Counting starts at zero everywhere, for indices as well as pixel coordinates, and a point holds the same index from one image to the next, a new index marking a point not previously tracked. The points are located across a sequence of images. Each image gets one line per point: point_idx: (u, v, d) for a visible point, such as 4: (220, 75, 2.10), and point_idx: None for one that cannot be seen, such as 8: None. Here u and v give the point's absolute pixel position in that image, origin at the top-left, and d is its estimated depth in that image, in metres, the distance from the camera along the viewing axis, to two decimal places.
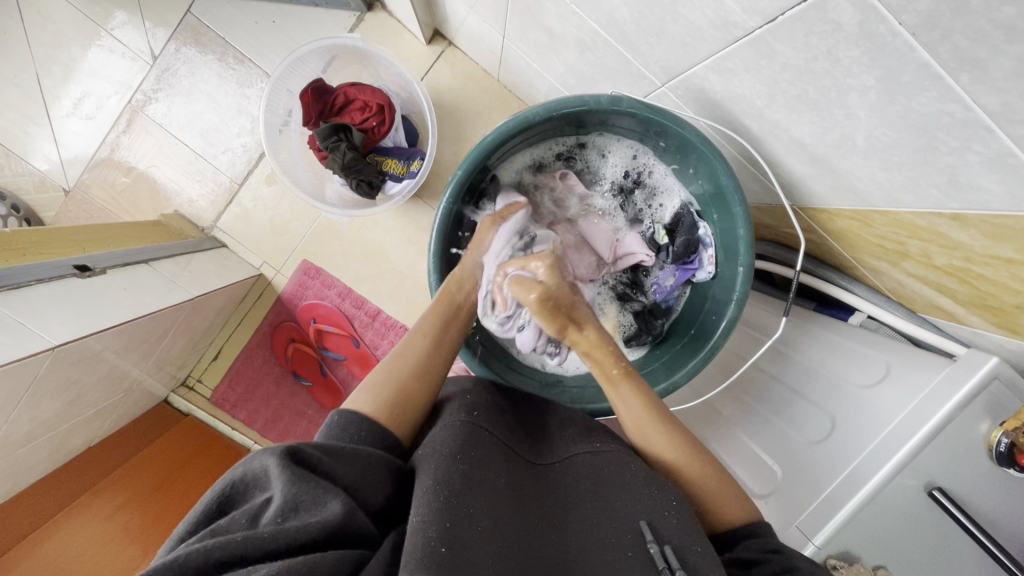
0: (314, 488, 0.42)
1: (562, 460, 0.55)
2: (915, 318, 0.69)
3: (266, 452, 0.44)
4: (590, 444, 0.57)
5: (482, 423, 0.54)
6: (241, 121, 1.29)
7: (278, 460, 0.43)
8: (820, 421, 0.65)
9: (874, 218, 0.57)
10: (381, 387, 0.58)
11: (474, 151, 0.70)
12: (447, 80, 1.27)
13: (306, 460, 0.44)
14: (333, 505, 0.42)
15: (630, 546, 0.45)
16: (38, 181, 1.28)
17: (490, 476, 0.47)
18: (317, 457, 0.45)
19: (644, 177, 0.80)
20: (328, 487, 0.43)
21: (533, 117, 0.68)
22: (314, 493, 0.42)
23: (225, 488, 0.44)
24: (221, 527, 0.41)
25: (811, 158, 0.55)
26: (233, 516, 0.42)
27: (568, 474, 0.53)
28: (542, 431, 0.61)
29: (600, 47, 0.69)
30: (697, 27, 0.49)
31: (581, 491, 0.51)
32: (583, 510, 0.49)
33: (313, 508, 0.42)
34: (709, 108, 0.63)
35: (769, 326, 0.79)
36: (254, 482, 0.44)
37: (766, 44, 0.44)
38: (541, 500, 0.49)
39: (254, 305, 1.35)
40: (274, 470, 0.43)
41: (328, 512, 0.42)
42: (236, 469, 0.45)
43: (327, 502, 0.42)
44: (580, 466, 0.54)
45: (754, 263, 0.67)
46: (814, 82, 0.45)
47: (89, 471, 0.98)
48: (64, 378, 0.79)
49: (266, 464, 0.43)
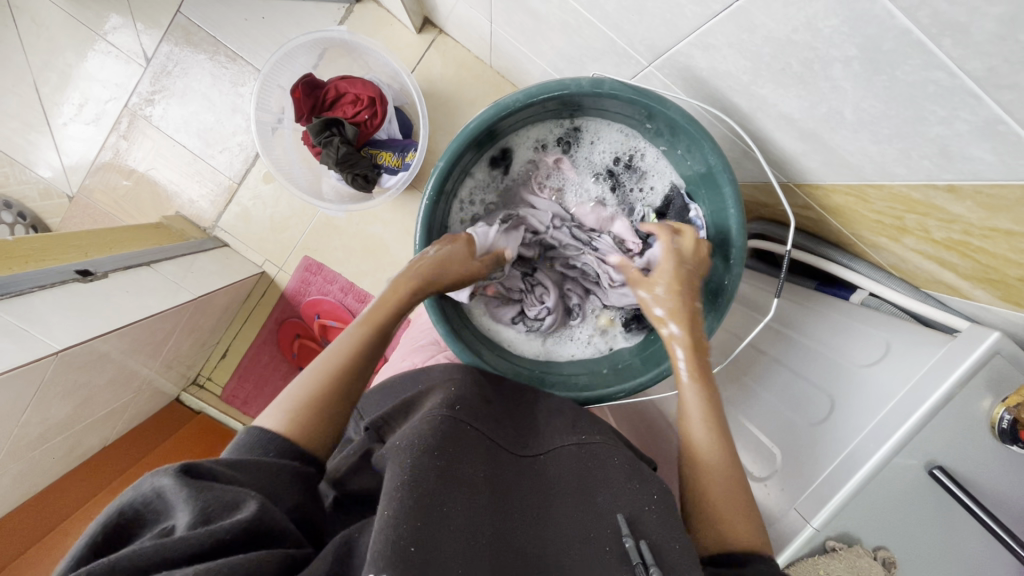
0: (223, 496, 0.43)
1: (546, 452, 0.56)
2: (918, 294, 0.67)
3: (157, 474, 0.44)
4: (576, 437, 0.58)
5: (464, 417, 0.54)
6: (236, 120, 1.29)
7: (174, 475, 0.43)
8: (819, 401, 0.64)
9: (870, 192, 0.55)
10: (297, 401, 0.54)
11: (455, 140, 0.68)
12: (439, 68, 1.25)
13: (205, 472, 0.44)
14: (248, 504, 0.43)
15: (608, 542, 0.46)
16: (42, 189, 1.29)
17: (469, 472, 0.48)
18: (218, 469, 0.45)
19: (635, 161, 0.78)
20: (239, 492, 0.44)
21: (514, 103, 0.67)
22: (225, 496, 0.43)
23: (117, 518, 0.42)
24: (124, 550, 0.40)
25: (802, 134, 0.54)
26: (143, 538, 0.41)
27: (552, 466, 0.54)
28: (530, 420, 0.63)
29: (584, 28, 0.68)
30: (676, 3, 0.47)
31: (561, 484, 0.52)
32: (561, 506, 0.50)
33: (226, 510, 0.42)
34: (696, 86, 0.61)
35: (767, 306, 0.77)
36: (154, 505, 0.43)
37: (747, 16, 0.43)
38: (521, 494, 0.50)
39: (258, 303, 1.36)
40: (173, 485, 0.42)
41: (243, 509, 0.42)
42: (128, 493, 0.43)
43: (241, 504, 0.43)
44: (564, 458, 0.55)
45: (747, 243, 0.66)
46: (797, 55, 0.43)
47: (103, 471, 1.00)
48: (71, 381, 0.81)
49: (160, 482, 0.43)
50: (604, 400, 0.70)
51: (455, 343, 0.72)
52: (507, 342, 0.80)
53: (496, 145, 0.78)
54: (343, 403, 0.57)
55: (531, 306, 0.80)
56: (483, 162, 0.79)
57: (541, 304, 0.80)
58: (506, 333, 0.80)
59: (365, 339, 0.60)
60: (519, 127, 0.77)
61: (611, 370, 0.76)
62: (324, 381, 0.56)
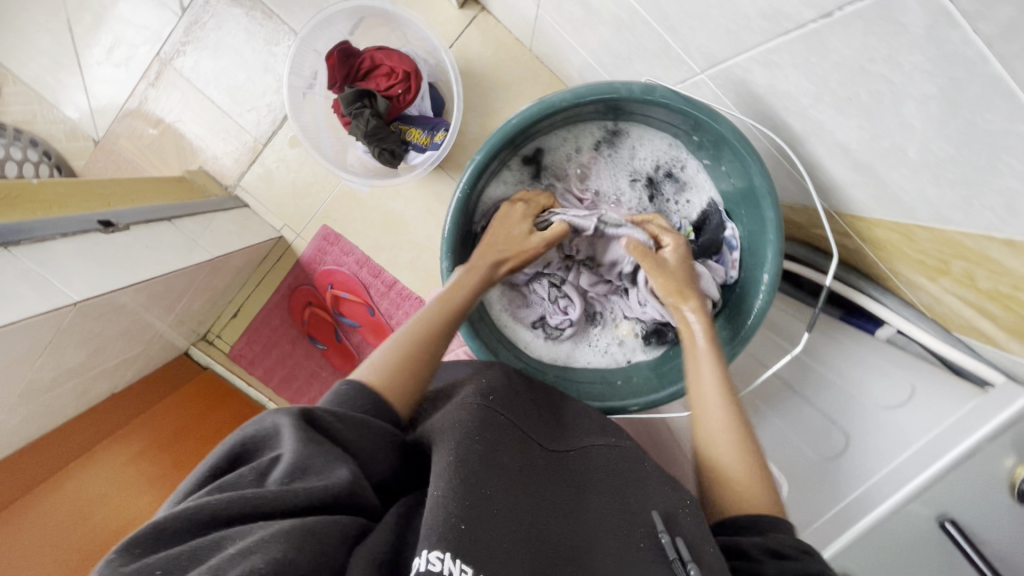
0: (326, 453, 0.42)
1: (576, 449, 0.57)
2: (949, 337, 0.65)
3: (279, 411, 0.44)
4: (607, 438, 0.61)
5: (497, 407, 0.54)
6: (266, 80, 1.27)
7: (293, 421, 0.43)
8: (833, 437, 0.63)
9: (917, 232, 0.54)
10: (388, 360, 0.55)
11: (494, 137, 0.66)
12: (478, 47, 1.22)
13: (319, 424, 0.44)
14: (341, 470, 0.42)
15: (642, 538, 0.48)
16: (68, 129, 1.29)
17: (507, 460, 0.49)
18: (329, 422, 0.45)
19: (677, 172, 0.76)
20: (337, 454, 0.43)
21: (560, 103, 0.64)
22: (324, 456, 0.42)
23: (238, 442, 0.44)
24: (226, 485, 0.40)
25: (855, 164, 0.52)
26: (240, 472, 0.41)
27: (582, 464, 0.56)
28: (555, 415, 0.63)
29: (638, 26, 0.66)
30: (744, 15, 0.45)
31: (594, 482, 0.54)
32: (594, 500, 0.52)
33: (318, 475, 0.41)
34: (749, 100, 0.58)
35: (795, 335, 0.75)
36: (268, 441, 0.43)
37: (819, 39, 0.40)
38: (553, 486, 0.51)
39: (274, 266, 1.36)
40: (289, 431, 0.42)
41: (332, 479, 0.42)
42: (244, 428, 0.44)
43: (336, 468, 0.42)
44: (592, 458, 0.57)
45: (781, 270, 0.63)
46: (868, 86, 0.40)
47: (109, 420, 1.02)
48: (88, 330, 0.81)
49: (282, 422, 0.43)
50: (618, 412, 0.70)
51: (474, 340, 0.71)
52: (525, 343, 0.79)
53: (535, 140, 0.76)
54: (423, 371, 0.56)
55: (554, 315, 0.80)
56: (522, 153, 0.77)
57: (563, 314, 0.79)
58: (524, 335, 0.80)
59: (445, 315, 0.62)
60: (560, 127, 0.75)
61: (624, 383, 0.75)
62: (409, 343, 0.57)
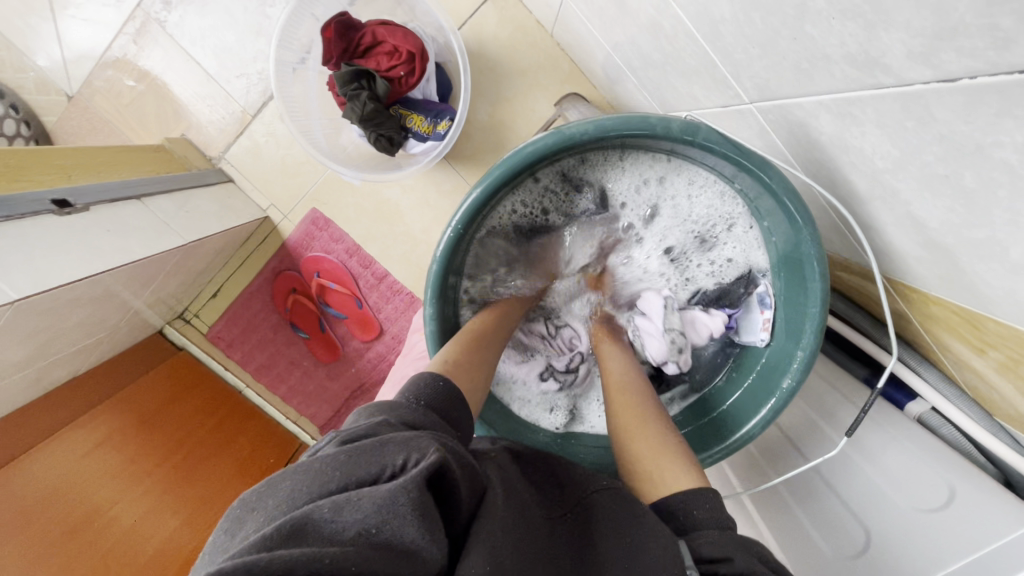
0: (428, 522, 0.35)
1: (581, 501, 0.53)
2: (989, 423, 0.53)
3: (408, 453, 0.38)
4: (604, 480, 0.55)
5: (509, 470, 0.51)
6: (259, 44, 1.15)
7: (419, 468, 0.36)
8: (852, 532, 0.59)
9: (985, 324, 0.43)
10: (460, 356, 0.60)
11: (499, 168, 0.57)
12: (493, 26, 1.10)
13: (436, 475, 0.38)
14: (434, 553, 0.34)
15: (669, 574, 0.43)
16: (39, 80, 1.18)
17: (519, 504, 0.46)
18: (447, 470, 0.38)
19: (723, 230, 0.67)
20: (437, 530, 0.35)
21: (580, 136, 0.54)
22: (423, 525, 0.34)
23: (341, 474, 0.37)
24: (313, 517, 0.34)
25: (927, 242, 0.43)
26: (334, 510, 0.34)
27: (585, 515, 0.51)
28: (557, 467, 0.58)
29: (681, 38, 0.56)
30: (827, 55, 0.36)
31: (601, 524, 0.49)
32: (603, 541, 0.47)
33: (401, 542, 0.33)
34: (805, 146, 0.49)
35: (842, 423, 0.63)
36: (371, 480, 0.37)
37: (924, 104, 0.31)
38: (563, 542, 0.46)
39: (258, 248, 1.27)
40: (406, 475, 0.36)
41: (423, 545, 0.34)
42: (359, 457, 0.38)
43: (428, 550, 0.34)
44: (598, 506, 0.52)
45: (819, 350, 0.56)
46: (978, 169, 0.31)
47: (66, 406, 0.92)
48: (31, 324, 0.73)
49: (406, 464, 0.37)
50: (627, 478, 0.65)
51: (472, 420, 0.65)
52: (523, 412, 0.73)
53: (564, 165, 0.66)
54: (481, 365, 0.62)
55: (559, 359, 0.77)
56: (547, 176, 0.67)
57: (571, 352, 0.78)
58: (526, 391, 0.74)
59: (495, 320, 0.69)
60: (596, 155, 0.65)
61: None
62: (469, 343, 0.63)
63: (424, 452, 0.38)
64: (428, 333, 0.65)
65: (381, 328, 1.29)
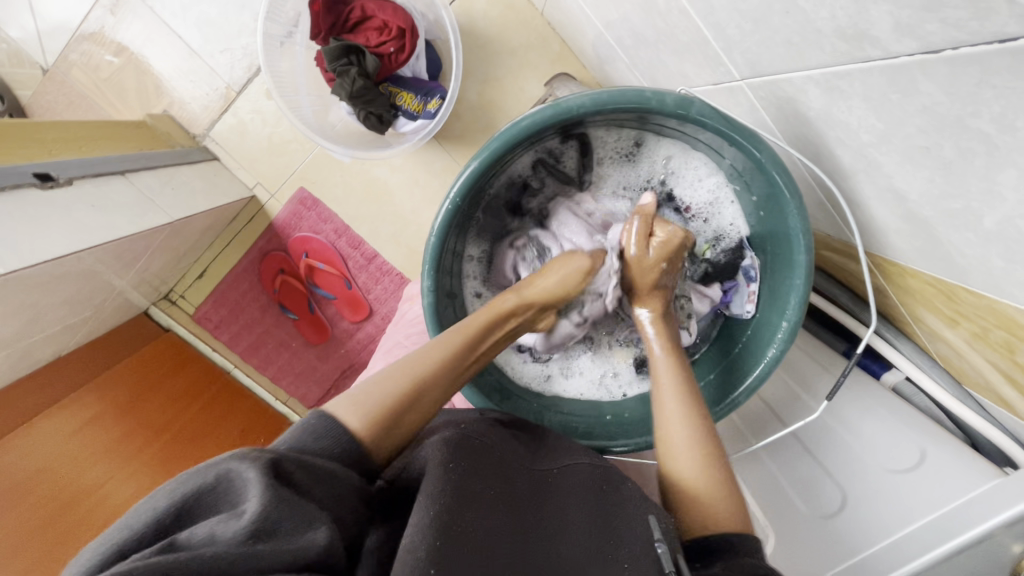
0: (296, 512, 0.37)
1: (559, 468, 0.54)
2: (958, 391, 0.56)
3: (233, 461, 0.39)
4: (588, 456, 0.57)
5: (472, 432, 0.52)
6: (244, 18, 1.13)
7: (256, 470, 0.38)
8: (829, 494, 0.61)
9: (958, 294, 0.45)
10: (371, 401, 0.50)
11: (496, 140, 0.58)
12: (483, 4, 1.09)
13: (287, 476, 0.39)
14: (316, 533, 0.38)
15: (637, 547, 0.46)
16: (12, 53, 1.14)
17: (484, 481, 0.47)
18: (296, 474, 0.40)
19: (707, 206, 0.70)
20: (313, 513, 0.39)
21: (577, 109, 0.55)
22: (299, 513, 0.38)
23: (177, 500, 0.37)
24: (182, 543, 0.35)
25: (907, 215, 0.44)
26: (194, 532, 0.35)
27: (563, 482, 0.52)
28: (537, 435, 0.60)
29: (674, 14, 0.57)
30: (817, 28, 0.37)
31: (571, 499, 0.50)
32: (576, 514, 0.49)
33: (290, 534, 0.37)
34: (792, 122, 0.51)
35: (820, 391, 0.67)
36: (218, 496, 0.38)
37: (909, 76, 0.33)
38: (533, 503, 0.49)
39: (244, 227, 1.26)
40: (252, 483, 0.37)
41: (301, 532, 0.37)
42: (190, 480, 0.38)
43: (309, 530, 0.38)
44: (577, 475, 0.53)
45: (802, 320, 0.59)
46: (957, 140, 0.33)
47: (52, 386, 0.91)
48: (17, 300, 0.72)
49: (240, 471, 0.38)
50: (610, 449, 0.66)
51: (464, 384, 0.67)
52: (512, 373, 0.74)
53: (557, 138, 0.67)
54: (412, 409, 0.52)
55: None
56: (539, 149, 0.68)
57: None
58: (511, 356, 0.75)
59: (459, 346, 0.58)
60: (593, 128, 0.67)
61: (613, 419, 0.70)
62: (402, 389, 0.52)
63: (257, 458, 0.39)
64: (425, 307, 0.64)
65: (371, 309, 1.28)
